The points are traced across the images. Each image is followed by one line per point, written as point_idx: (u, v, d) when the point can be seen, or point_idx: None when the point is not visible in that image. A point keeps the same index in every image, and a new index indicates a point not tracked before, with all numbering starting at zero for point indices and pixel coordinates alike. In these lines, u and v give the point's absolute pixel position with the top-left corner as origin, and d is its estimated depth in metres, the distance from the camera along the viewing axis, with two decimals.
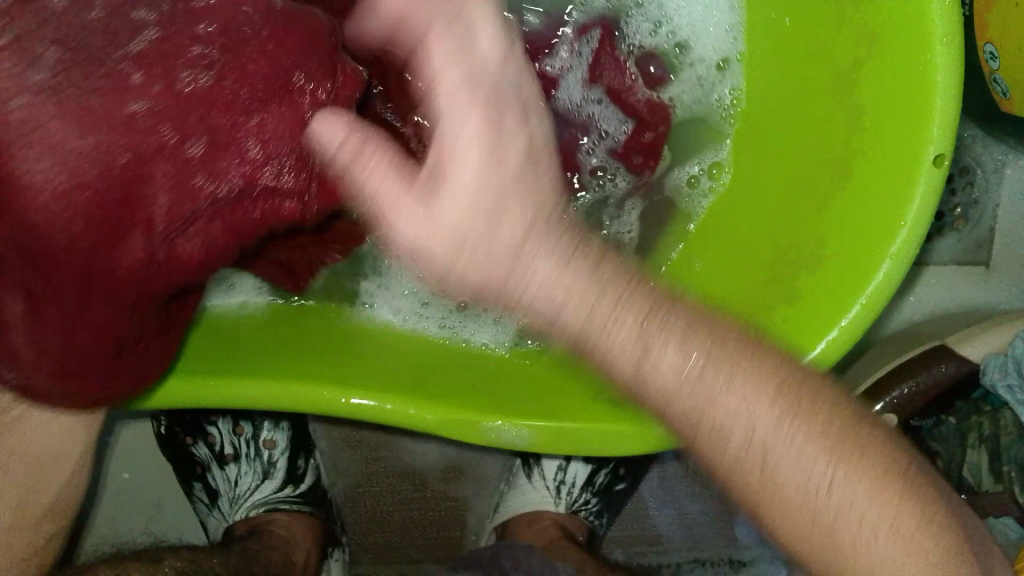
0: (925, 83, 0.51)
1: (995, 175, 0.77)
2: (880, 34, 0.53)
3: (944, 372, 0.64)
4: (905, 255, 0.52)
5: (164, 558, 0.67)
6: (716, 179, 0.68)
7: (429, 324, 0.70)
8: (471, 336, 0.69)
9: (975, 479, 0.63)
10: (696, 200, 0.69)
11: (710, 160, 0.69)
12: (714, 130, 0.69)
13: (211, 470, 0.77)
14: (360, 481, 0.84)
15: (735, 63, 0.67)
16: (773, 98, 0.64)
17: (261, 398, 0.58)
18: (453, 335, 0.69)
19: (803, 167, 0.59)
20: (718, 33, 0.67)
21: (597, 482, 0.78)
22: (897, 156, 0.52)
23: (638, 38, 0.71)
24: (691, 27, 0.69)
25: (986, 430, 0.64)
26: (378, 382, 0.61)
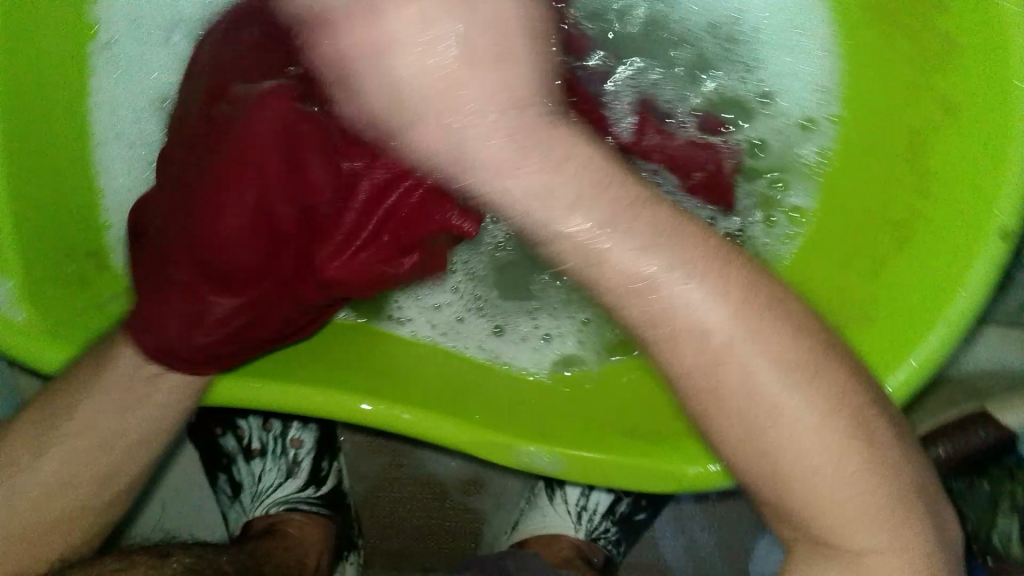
0: (1002, 149, 0.50)
1: None
2: (964, 95, 0.53)
3: (982, 437, 0.63)
4: (961, 319, 0.51)
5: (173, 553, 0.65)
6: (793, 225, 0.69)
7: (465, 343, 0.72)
8: (510, 359, 0.71)
9: (1004, 546, 0.63)
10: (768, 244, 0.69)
11: (789, 206, 0.70)
12: (798, 179, 0.70)
13: (236, 463, 0.77)
14: (379, 486, 0.84)
15: (823, 122, 0.69)
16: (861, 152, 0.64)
17: (303, 404, 0.58)
18: (492, 357, 0.71)
19: (878, 208, 0.60)
20: (806, 91, 0.70)
21: (619, 511, 0.78)
22: (963, 220, 0.52)
23: (719, 86, 0.75)
24: (778, 80, 0.73)
25: (1019, 499, 0.63)
26: (417, 402, 0.61)
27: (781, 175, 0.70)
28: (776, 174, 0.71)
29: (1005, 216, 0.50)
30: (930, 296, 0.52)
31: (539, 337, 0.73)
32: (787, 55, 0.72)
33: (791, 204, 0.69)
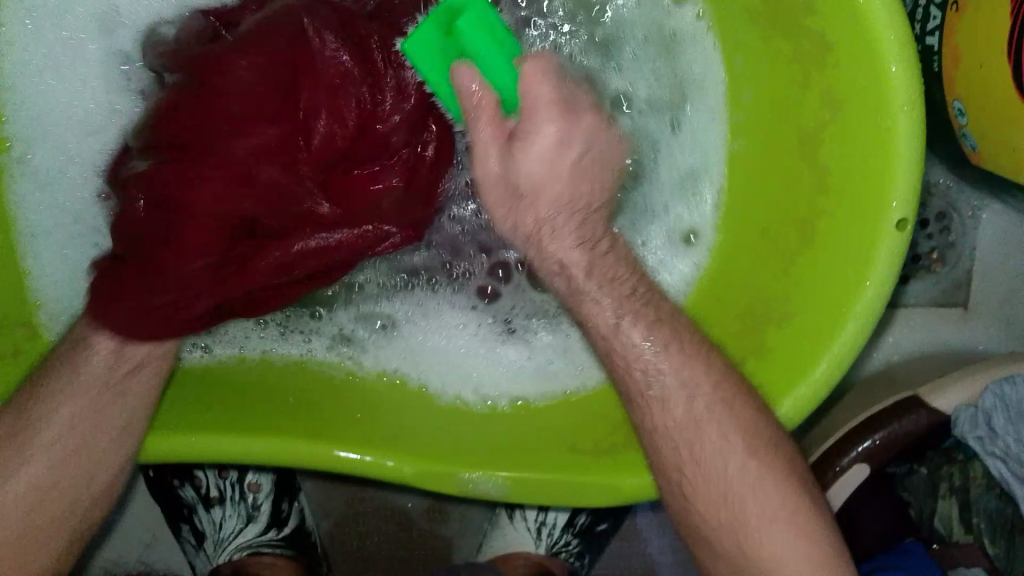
0: (886, 148, 0.53)
1: (972, 220, 0.76)
2: (840, 101, 0.55)
3: (917, 422, 0.64)
4: (871, 314, 0.54)
5: None
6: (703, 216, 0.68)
7: (409, 369, 0.70)
8: (443, 383, 0.70)
9: (946, 529, 0.66)
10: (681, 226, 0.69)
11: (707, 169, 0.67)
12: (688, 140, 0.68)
13: (197, 512, 0.77)
14: (342, 520, 0.84)
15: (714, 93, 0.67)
16: (754, 147, 0.64)
17: (247, 455, 0.59)
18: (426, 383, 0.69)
19: (784, 229, 0.60)
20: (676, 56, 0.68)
21: (578, 523, 0.78)
22: (863, 218, 0.54)
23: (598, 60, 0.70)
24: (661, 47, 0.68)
25: (956, 481, 0.65)
26: (360, 438, 0.62)
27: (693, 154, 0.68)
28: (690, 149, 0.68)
29: (899, 213, 0.53)
30: (816, 311, 0.56)
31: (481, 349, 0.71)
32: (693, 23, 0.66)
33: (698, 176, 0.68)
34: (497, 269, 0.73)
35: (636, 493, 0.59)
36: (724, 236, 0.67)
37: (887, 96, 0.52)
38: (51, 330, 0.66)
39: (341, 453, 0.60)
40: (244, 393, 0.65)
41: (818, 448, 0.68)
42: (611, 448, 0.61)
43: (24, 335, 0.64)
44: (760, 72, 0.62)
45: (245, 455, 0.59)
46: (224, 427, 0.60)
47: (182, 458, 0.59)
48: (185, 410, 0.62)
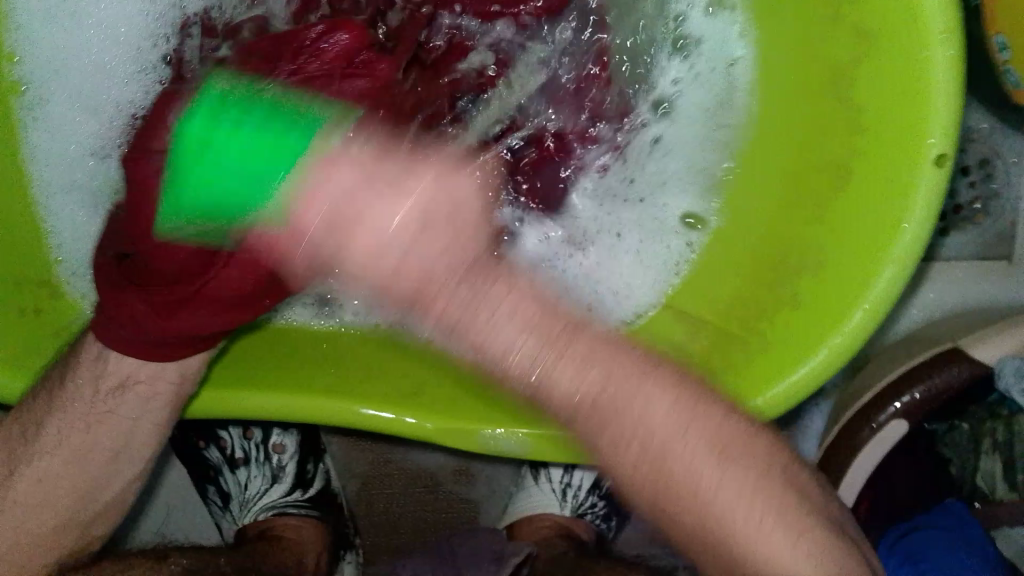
0: (922, 79, 0.49)
1: (1017, 168, 0.72)
2: (871, 34, 0.51)
3: (955, 376, 0.61)
4: (910, 258, 0.51)
5: (170, 556, 0.67)
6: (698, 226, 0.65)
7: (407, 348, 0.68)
8: None
9: (988, 486, 0.63)
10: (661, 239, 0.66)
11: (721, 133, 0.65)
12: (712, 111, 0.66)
13: (222, 473, 0.77)
14: (369, 482, 0.83)
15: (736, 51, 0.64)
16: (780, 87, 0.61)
17: (266, 412, 0.57)
18: None
19: (819, 167, 0.56)
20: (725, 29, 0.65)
21: (604, 485, 0.76)
22: (898, 155, 0.51)
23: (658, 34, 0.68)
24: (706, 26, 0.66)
25: (1000, 437, 0.62)
26: (379, 392, 0.60)
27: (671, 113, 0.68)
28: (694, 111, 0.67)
29: (938, 149, 0.49)
30: (853, 256, 0.53)
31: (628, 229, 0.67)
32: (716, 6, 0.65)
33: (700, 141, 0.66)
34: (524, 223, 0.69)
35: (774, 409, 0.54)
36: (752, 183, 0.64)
37: (924, 23, 0.49)
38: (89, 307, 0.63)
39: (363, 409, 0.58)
40: (267, 349, 0.64)
41: (852, 405, 0.66)
42: None
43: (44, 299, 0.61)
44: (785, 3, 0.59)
45: (257, 412, 0.57)
46: (243, 383, 0.58)
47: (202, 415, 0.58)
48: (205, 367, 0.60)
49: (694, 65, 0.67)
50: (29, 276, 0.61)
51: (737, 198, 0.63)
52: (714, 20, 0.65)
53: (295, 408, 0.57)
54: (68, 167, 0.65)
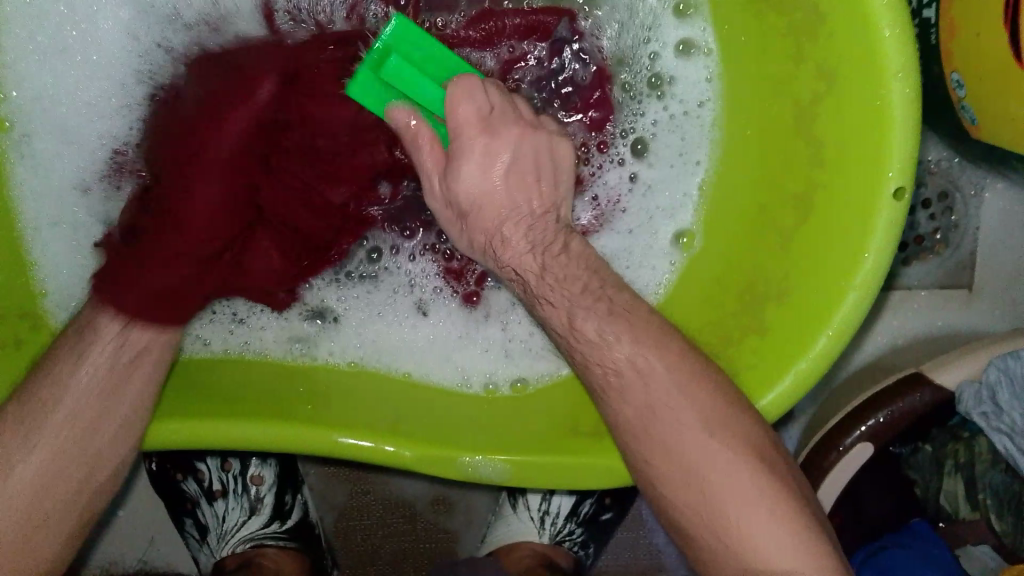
0: (882, 117, 0.52)
1: (974, 200, 0.76)
2: (834, 73, 0.54)
3: (919, 399, 0.63)
4: (871, 286, 0.53)
5: None
6: (687, 245, 0.67)
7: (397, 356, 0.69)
8: (429, 372, 0.69)
9: (952, 506, 0.65)
10: (655, 245, 0.68)
11: (694, 157, 0.67)
12: (684, 149, 0.67)
13: (200, 505, 0.77)
14: (346, 514, 0.84)
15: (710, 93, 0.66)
16: (747, 123, 0.63)
17: (251, 442, 0.57)
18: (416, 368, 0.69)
19: (785, 201, 0.59)
20: (693, 70, 0.66)
21: (581, 512, 0.78)
22: (860, 188, 0.53)
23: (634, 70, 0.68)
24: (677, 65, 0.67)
25: (962, 458, 0.64)
26: (360, 421, 0.61)
27: (642, 140, 0.69)
28: (658, 139, 0.68)
29: (896, 182, 0.52)
30: (820, 285, 0.55)
31: (658, 208, 0.68)
32: (685, 37, 0.66)
33: (668, 162, 0.68)
34: (635, 143, 0.69)
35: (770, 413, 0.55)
36: (717, 216, 0.66)
37: (883, 65, 0.51)
38: (61, 321, 0.65)
39: (345, 438, 0.58)
40: (250, 381, 0.64)
41: (820, 430, 0.68)
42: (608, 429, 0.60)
43: (29, 329, 0.63)
44: (752, 45, 0.61)
45: (236, 442, 0.57)
46: (229, 413, 0.59)
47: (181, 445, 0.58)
48: (193, 398, 0.61)
49: (671, 108, 0.67)
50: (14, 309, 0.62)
51: (714, 230, 0.66)
52: (687, 62, 0.67)
53: (280, 437, 0.58)
54: (50, 194, 0.67)
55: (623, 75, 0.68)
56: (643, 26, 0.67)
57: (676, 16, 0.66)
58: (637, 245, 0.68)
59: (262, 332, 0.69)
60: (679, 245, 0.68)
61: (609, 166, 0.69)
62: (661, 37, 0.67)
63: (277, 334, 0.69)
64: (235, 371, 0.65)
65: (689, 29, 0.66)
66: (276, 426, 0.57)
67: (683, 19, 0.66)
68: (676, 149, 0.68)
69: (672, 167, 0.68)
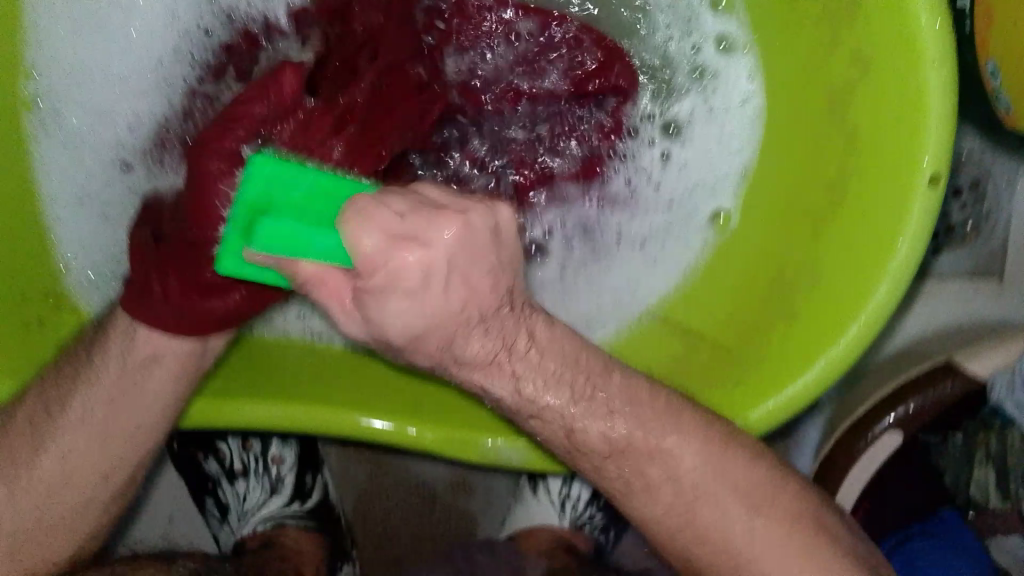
0: (918, 99, 0.50)
1: (1006, 188, 0.74)
2: (869, 56, 0.53)
3: (952, 389, 0.62)
4: (905, 273, 0.52)
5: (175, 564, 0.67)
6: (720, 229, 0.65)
7: None
8: None
9: (983, 496, 0.64)
10: (684, 236, 0.67)
11: (730, 145, 0.66)
12: (721, 136, 0.66)
13: (221, 484, 0.77)
14: (366, 497, 0.83)
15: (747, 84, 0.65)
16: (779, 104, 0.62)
17: (272, 424, 0.57)
18: None
19: (817, 186, 0.58)
20: (733, 59, 0.65)
21: (603, 497, 0.77)
22: (895, 173, 0.52)
23: (670, 54, 0.67)
24: (715, 52, 0.66)
25: (994, 448, 0.63)
26: (381, 404, 0.60)
27: (676, 124, 0.68)
28: (692, 124, 0.67)
29: (931, 168, 0.51)
30: (852, 272, 0.54)
31: (690, 192, 0.67)
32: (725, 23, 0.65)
33: (702, 149, 0.67)
34: (666, 128, 0.68)
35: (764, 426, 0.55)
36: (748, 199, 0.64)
37: (920, 48, 0.50)
38: (91, 308, 0.65)
39: (364, 421, 0.58)
40: (273, 361, 0.64)
41: (847, 420, 0.67)
42: None
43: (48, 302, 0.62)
44: (783, 25, 0.60)
45: (253, 421, 0.57)
46: (250, 394, 0.58)
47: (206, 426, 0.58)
48: (216, 380, 0.61)
49: (709, 99, 0.66)
50: (35, 282, 0.62)
51: (743, 214, 0.64)
52: (726, 55, 0.65)
53: (300, 420, 0.58)
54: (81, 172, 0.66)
55: (666, 57, 0.68)
56: (682, 13, 0.66)
57: (717, 10, 0.65)
58: (666, 230, 0.67)
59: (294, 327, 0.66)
60: (713, 224, 0.66)
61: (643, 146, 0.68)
62: (702, 29, 0.66)
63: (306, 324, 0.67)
64: (261, 350, 0.65)
65: (727, 23, 0.65)
66: (296, 408, 0.57)
67: (724, 11, 0.64)
68: (714, 139, 0.66)
69: (706, 152, 0.67)
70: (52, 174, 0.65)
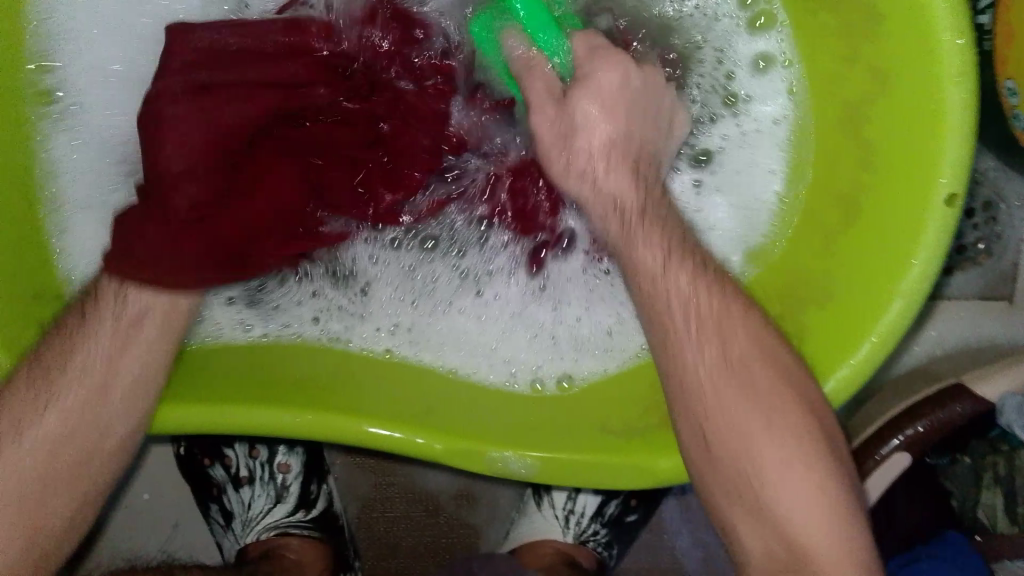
0: (937, 121, 0.51)
1: (1020, 211, 0.74)
2: (889, 76, 0.53)
3: (959, 412, 0.62)
4: (918, 293, 0.52)
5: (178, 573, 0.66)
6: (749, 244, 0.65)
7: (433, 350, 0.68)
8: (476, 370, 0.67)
9: (990, 520, 0.65)
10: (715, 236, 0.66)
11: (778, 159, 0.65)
12: (763, 159, 0.65)
13: (226, 492, 0.77)
14: (370, 506, 0.83)
15: (776, 77, 0.64)
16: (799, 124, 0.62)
17: (281, 429, 0.57)
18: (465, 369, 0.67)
19: (834, 204, 0.58)
20: (768, 80, 0.64)
21: (607, 513, 0.76)
22: (910, 192, 0.52)
23: (700, 73, 0.66)
24: (751, 77, 0.65)
25: (1001, 471, 0.64)
26: (392, 412, 0.60)
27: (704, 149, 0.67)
28: (724, 140, 0.67)
29: (948, 188, 0.51)
30: (866, 289, 0.54)
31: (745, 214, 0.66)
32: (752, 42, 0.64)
33: (765, 170, 0.65)
34: (699, 155, 0.67)
35: (670, 476, 0.56)
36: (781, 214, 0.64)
37: (940, 70, 0.50)
38: (76, 288, 0.64)
39: (373, 429, 0.58)
40: (283, 365, 0.64)
41: (855, 439, 0.67)
42: (643, 428, 0.59)
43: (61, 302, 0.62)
44: (808, 42, 0.61)
45: (258, 426, 0.57)
46: (261, 398, 0.59)
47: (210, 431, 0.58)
48: (222, 382, 0.61)
49: (744, 123, 0.66)
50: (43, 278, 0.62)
51: (766, 236, 0.64)
52: (763, 75, 0.64)
53: (308, 425, 0.58)
54: (67, 152, 0.65)
55: (699, 74, 0.66)
56: (715, 32, 0.65)
57: (751, 26, 0.64)
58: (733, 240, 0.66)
59: (287, 318, 0.68)
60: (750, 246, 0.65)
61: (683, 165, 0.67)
62: (734, 55, 0.65)
63: (301, 317, 0.68)
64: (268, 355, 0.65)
65: (767, 42, 0.63)
66: (305, 413, 0.57)
67: (760, 29, 0.63)
68: (755, 159, 0.66)
69: (743, 171, 0.66)
70: (45, 153, 0.64)
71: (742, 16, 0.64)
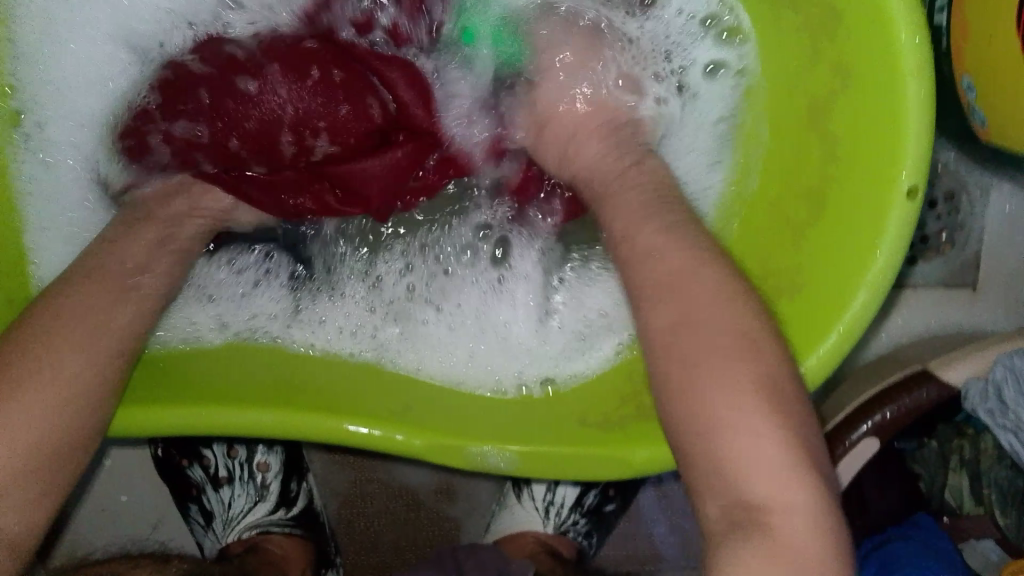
0: (897, 118, 0.52)
1: (980, 200, 0.76)
2: (849, 73, 0.54)
3: (925, 396, 0.64)
4: (882, 284, 0.54)
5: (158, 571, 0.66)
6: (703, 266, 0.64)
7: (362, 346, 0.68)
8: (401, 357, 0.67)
9: (957, 502, 0.66)
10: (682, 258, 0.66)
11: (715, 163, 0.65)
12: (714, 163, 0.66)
13: (206, 492, 0.78)
14: (349, 502, 0.84)
15: (724, 74, 0.65)
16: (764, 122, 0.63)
17: (256, 429, 0.58)
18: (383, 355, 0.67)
19: (798, 199, 0.59)
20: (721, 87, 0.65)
21: (586, 503, 0.78)
22: (872, 187, 0.54)
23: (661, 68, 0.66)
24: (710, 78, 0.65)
25: (967, 454, 0.65)
26: (367, 410, 0.61)
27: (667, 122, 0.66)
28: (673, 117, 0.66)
29: (909, 181, 0.52)
30: (832, 281, 0.55)
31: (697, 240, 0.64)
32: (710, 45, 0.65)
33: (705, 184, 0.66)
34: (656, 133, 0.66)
35: (642, 467, 0.57)
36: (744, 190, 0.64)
37: (899, 68, 0.52)
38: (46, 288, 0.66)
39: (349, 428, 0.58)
40: (251, 368, 0.64)
41: (826, 426, 0.69)
42: (619, 419, 0.60)
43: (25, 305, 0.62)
44: (766, 42, 0.62)
45: (237, 427, 0.58)
46: (236, 399, 0.59)
47: (186, 432, 0.58)
48: (196, 385, 0.61)
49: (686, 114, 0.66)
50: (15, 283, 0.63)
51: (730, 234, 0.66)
52: (713, 81, 0.66)
53: (285, 424, 0.58)
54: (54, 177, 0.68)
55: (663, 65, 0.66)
56: (690, 24, 0.65)
57: (715, 37, 0.65)
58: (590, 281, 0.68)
59: (205, 328, 0.67)
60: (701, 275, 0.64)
61: (483, 267, 0.71)
62: (692, 57, 0.66)
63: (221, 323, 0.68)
64: (164, 366, 0.63)
65: (723, 50, 0.64)
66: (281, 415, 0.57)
67: (725, 41, 0.64)
68: (696, 161, 0.66)
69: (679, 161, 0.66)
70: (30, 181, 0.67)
71: (706, 30, 0.65)
